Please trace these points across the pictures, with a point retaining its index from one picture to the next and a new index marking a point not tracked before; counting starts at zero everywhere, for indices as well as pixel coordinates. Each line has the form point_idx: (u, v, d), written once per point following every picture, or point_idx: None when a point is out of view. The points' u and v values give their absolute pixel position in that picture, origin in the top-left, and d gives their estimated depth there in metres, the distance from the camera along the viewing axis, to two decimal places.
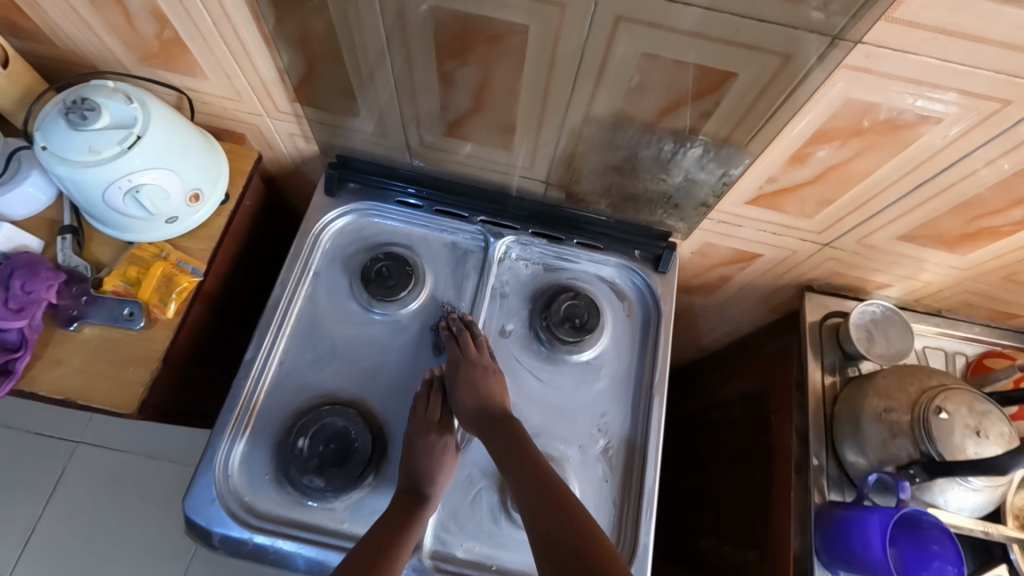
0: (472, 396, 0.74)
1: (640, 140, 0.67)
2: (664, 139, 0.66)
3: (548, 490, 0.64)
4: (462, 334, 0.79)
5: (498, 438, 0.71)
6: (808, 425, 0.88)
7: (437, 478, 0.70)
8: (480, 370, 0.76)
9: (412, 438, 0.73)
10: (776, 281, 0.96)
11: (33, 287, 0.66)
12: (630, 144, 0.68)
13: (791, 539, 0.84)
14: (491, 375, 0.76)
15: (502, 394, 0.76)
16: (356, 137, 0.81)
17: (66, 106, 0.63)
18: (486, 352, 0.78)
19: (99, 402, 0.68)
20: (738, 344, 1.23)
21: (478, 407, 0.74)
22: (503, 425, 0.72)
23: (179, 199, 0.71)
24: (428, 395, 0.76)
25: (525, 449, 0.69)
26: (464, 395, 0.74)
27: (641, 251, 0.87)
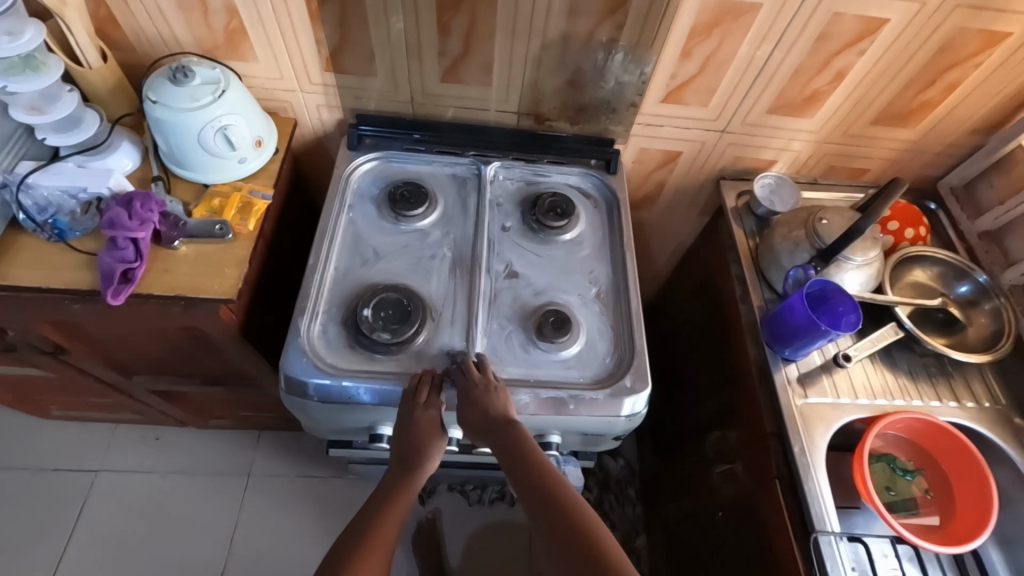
0: (472, 406, 0.84)
1: (581, 54, 0.97)
2: (597, 50, 0.97)
3: (541, 489, 0.78)
4: (468, 364, 0.89)
5: (500, 440, 0.81)
6: (743, 269, 1.17)
7: (424, 459, 0.84)
8: (480, 392, 0.85)
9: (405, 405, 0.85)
10: (698, 178, 1.27)
11: (150, 208, 0.86)
12: (574, 58, 0.98)
13: (749, 349, 1.09)
14: (495, 393, 0.85)
15: (505, 404, 0.85)
16: (372, 96, 1.07)
17: (172, 71, 0.86)
18: (489, 374, 0.88)
19: (207, 292, 0.86)
20: (684, 254, 1.52)
21: (484, 418, 0.83)
22: (507, 430, 0.82)
23: (249, 143, 0.94)
24: (415, 391, 0.86)
25: (519, 447, 0.81)
26: (471, 408, 0.84)
27: (595, 157, 1.16)
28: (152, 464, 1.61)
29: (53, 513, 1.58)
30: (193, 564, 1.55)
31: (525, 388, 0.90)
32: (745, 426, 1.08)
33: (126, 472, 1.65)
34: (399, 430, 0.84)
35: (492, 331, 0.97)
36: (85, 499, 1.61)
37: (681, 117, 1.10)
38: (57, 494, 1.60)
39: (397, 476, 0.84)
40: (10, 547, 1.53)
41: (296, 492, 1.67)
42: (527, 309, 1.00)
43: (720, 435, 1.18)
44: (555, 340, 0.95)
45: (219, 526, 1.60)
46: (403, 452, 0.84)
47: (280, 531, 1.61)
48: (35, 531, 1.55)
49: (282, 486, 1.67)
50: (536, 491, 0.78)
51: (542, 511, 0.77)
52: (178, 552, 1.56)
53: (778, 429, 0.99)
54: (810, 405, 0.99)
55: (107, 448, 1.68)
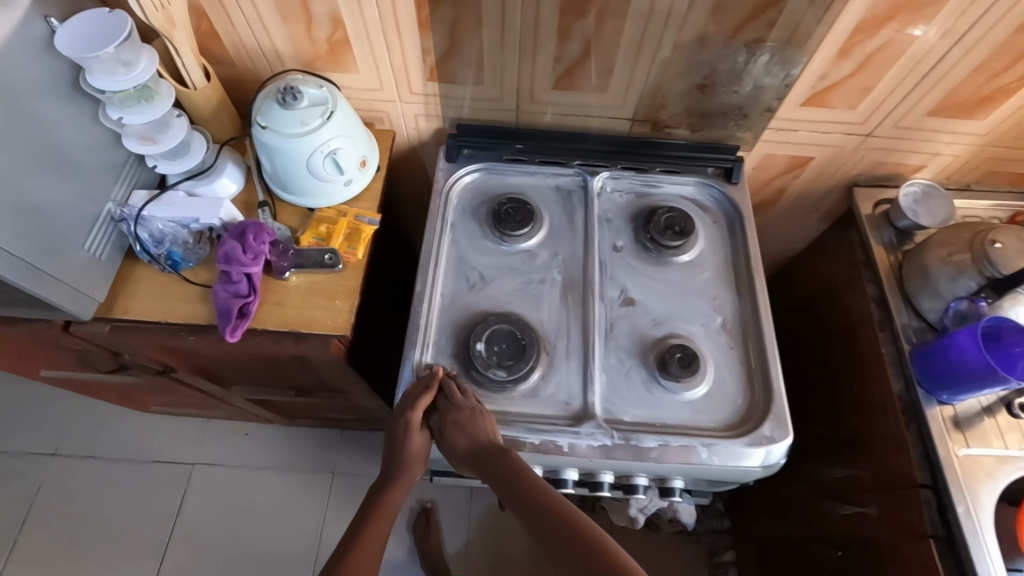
0: (449, 430, 0.80)
1: (719, 55, 0.85)
2: (739, 51, 0.84)
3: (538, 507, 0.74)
4: (450, 382, 0.83)
5: (493, 463, 0.77)
6: (882, 291, 1.04)
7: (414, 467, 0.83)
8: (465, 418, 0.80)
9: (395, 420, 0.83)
10: (825, 184, 1.13)
11: (262, 239, 0.82)
12: (711, 60, 0.86)
13: (893, 384, 0.97)
14: (478, 417, 0.80)
15: (492, 429, 0.80)
16: (474, 105, 0.99)
17: (280, 92, 0.81)
18: (473, 395, 0.82)
19: (319, 327, 0.83)
20: (792, 261, 1.39)
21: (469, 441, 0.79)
22: (495, 458, 0.78)
23: (355, 163, 0.88)
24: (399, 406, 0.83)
25: (513, 464, 0.77)
26: (455, 433, 0.80)
27: (715, 167, 1.05)
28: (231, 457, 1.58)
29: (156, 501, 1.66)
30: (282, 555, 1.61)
31: (653, 436, 0.82)
32: (880, 470, 0.97)
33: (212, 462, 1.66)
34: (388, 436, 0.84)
35: (610, 366, 0.90)
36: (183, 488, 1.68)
37: (821, 121, 0.97)
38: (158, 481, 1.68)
39: (388, 479, 0.83)
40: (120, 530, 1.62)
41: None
42: (646, 341, 0.92)
43: (840, 469, 1.08)
44: (681, 378, 0.87)
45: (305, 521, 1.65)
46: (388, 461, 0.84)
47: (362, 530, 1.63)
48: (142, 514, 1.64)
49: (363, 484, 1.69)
50: (529, 510, 0.75)
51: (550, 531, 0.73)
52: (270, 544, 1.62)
53: (931, 481, 0.89)
54: (972, 456, 0.88)
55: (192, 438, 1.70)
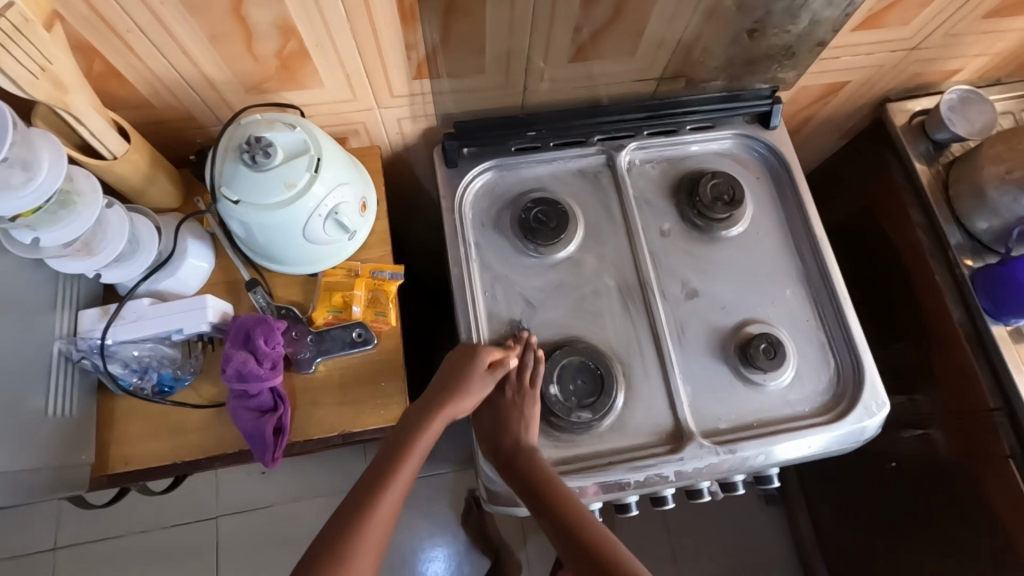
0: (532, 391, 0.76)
1: None
2: None
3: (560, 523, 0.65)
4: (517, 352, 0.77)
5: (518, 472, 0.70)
6: (929, 216, 0.98)
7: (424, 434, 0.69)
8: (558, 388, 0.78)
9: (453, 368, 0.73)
10: (855, 104, 1.03)
11: (275, 339, 0.65)
12: (766, 3, 0.74)
13: (952, 311, 0.96)
14: (524, 408, 0.75)
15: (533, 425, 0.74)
16: (472, 96, 0.80)
17: (246, 150, 0.60)
18: (526, 382, 0.76)
19: (374, 421, 0.69)
20: (812, 183, 1.31)
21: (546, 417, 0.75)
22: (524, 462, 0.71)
23: (358, 211, 0.70)
24: (471, 350, 0.74)
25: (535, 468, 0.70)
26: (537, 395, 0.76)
27: (750, 113, 0.91)
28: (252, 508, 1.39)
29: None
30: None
31: (756, 442, 0.77)
32: (948, 396, 0.99)
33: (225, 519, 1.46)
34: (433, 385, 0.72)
35: (692, 372, 0.82)
36: (198, 558, 1.47)
37: (869, 43, 0.85)
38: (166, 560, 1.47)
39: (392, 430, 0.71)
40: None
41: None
42: (722, 334, 0.84)
43: (903, 397, 1.09)
44: (769, 371, 0.80)
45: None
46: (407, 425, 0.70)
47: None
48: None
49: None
50: (572, 540, 0.64)
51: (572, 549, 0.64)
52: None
53: (1003, 404, 0.90)
54: None
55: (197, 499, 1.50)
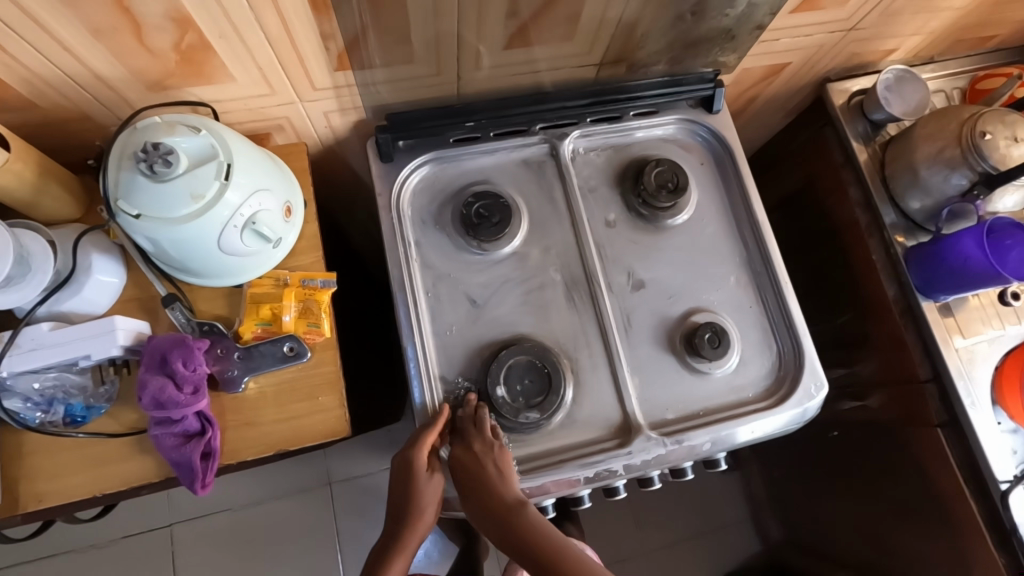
0: (471, 469, 0.71)
1: None
2: None
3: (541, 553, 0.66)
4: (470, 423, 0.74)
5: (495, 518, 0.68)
6: (867, 192, 1.00)
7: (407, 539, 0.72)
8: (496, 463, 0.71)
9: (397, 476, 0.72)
10: (797, 84, 1.03)
11: (195, 361, 0.61)
12: None
13: (887, 287, 0.98)
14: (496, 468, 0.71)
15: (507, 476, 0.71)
16: (403, 86, 0.76)
17: (142, 159, 0.54)
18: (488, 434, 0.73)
19: (312, 438, 0.66)
20: (756, 162, 1.31)
21: (491, 484, 0.70)
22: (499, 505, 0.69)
23: (281, 217, 0.65)
24: (406, 456, 0.72)
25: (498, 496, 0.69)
26: (481, 478, 0.71)
27: (694, 98, 0.89)
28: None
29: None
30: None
31: (703, 431, 0.78)
32: (883, 368, 1.02)
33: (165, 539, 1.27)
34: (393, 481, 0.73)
35: (640, 364, 0.82)
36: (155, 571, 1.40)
37: (808, 23, 0.84)
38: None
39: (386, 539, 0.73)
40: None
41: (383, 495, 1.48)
42: (668, 324, 0.84)
43: (844, 369, 1.13)
44: (715, 360, 0.81)
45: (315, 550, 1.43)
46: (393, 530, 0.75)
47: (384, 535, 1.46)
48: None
49: (367, 493, 1.48)
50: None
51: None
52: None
53: (933, 375, 0.93)
54: (968, 347, 0.92)
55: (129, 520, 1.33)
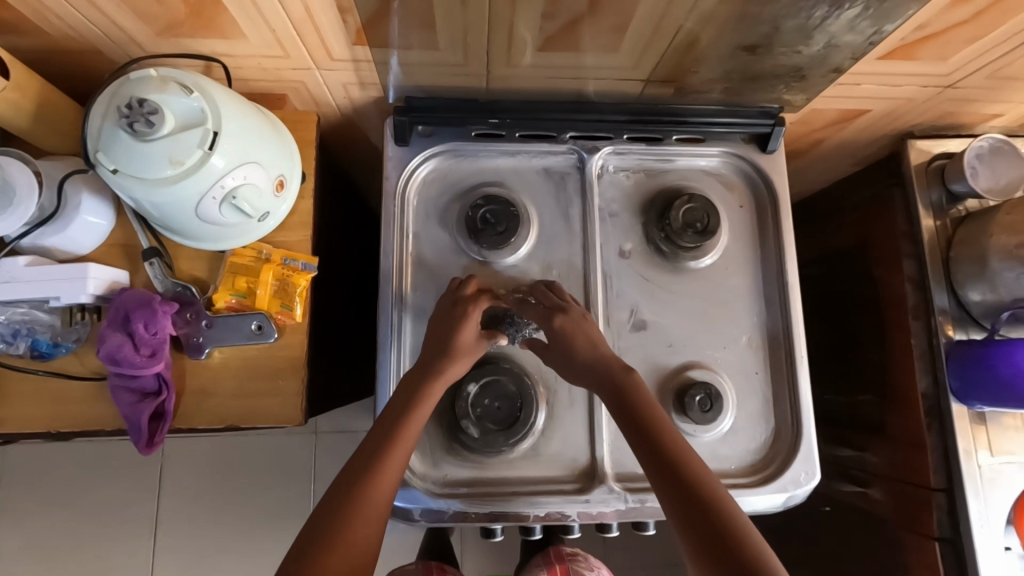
0: (566, 322, 0.67)
1: (791, 10, 0.62)
2: (818, 6, 0.61)
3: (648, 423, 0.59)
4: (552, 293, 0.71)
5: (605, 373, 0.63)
6: (923, 270, 0.88)
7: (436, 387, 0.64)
8: (584, 331, 0.66)
9: (446, 316, 0.68)
10: (871, 135, 0.91)
11: (157, 325, 0.61)
12: (776, 17, 0.63)
13: (918, 380, 0.88)
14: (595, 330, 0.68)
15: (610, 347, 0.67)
16: (427, 70, 0.71)
17: (125, 115, 0.52)
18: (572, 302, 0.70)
19: (264, 420, 0.65)
20: (803, 208, 1.18)
21: (585, 343, 0.66)
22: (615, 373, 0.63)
23: (270, 191, 0.62)
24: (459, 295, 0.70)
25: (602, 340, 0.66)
26: (571, 341, 0.66)
27: (747, 133, 0.80)
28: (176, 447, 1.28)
29: (59, 518, 1.24)
30: (268, 536, 1.26)
31: None
32: (891, 459, 0.92)
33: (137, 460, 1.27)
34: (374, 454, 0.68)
35: None
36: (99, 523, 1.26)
37: (896, 74, 0.73)
38: (48, 497, 1.24)
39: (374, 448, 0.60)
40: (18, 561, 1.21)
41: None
42: (661, 372, 0.78)
43: (851, 450, 1.02)
44: (702, 423, 0.76)
45: (285, 494, 1.29)
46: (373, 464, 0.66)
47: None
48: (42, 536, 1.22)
49: (355, 442, 1.32)
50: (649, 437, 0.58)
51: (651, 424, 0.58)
52: (243, 536, 1.26)
53: (945, 484, 0.84)
54: (995, 465, 0.83)
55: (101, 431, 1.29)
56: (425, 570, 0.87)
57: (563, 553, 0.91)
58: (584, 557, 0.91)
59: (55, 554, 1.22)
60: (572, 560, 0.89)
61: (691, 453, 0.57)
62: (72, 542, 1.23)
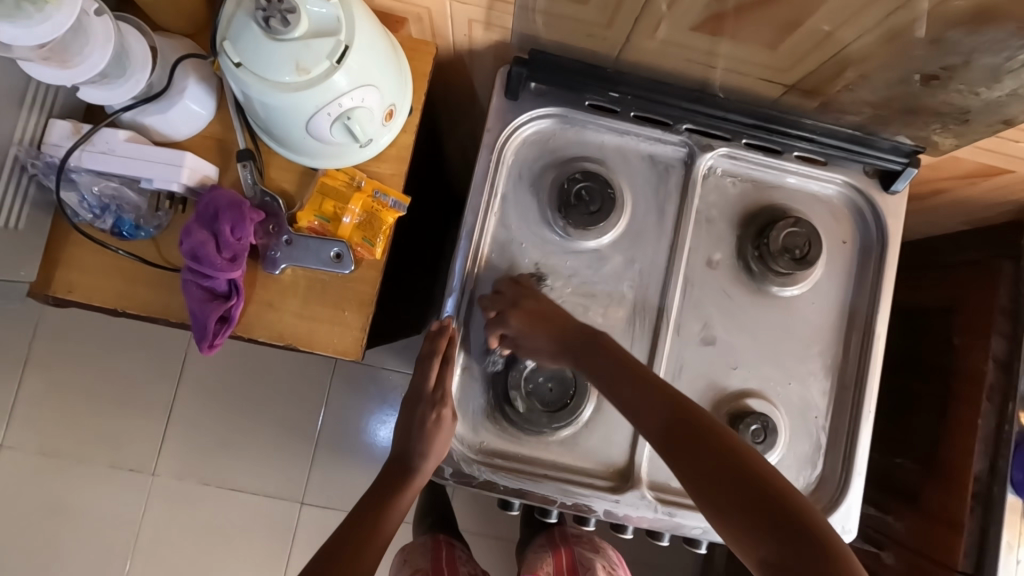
0: (531, 321, 0.69)
1: (987, 45, 0.56)
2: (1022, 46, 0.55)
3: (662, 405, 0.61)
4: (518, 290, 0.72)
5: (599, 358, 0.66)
6: (1014, 353, 0.83)
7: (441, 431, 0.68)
8: (540, 314, 0.69)
9: (421, 362, 0.70)
10: (1000, 199, 0.84)
11: (242, 231, 0.59)
12: (967, 48, 0.57)
13: (975, 461, 0.83)
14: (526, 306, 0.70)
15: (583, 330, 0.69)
16: (563, 25, 0.66)
17: (262, 8, 0.49)
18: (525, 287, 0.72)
19: (322, 348, 0.64)
20: None
21: (548, 336, 0.69)
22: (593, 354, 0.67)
23: (379, 119, 0.59)
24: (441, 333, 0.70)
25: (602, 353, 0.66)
26: (534, 334, 0.69)
27: (876, 166, 0.74)
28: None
29: (82, 384, 1.27)
30: (275, 447, 1.29)
31: (700, 516, 0.72)
32: (919, 532, 0.89)
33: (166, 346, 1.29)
34: (400, 429, 0.70)
35: None
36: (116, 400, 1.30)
37: None
38: (76, 362, 1.28)
39: (400, 464, 0.69)
40: (38, 415, 1.26)
41: (379, 392, 1.33)
42: (718, 393, 0.76)
43: (876, 510, 0.99)
44: None
45: (297, 412, 1.31)
46: (405, 437, 0.69)
47: (376, 418, 1.32)
48: (62, 399, 1.26)
49: (375, 380, 1.33)
50: (664, 420, 0.60)
51: (660, 410, 0.61)
52: (252, 443, 1.29)
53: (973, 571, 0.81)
54: None
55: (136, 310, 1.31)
56: (434, 546, 0.92)
57: (567, 535, 0.94)
58: (590, 539, 0.93)
59: (73, 417, 1.26)
60: (576, 542, 0.92)
61: (716, 427, 0.59)
62: (90, 409, 1.27)
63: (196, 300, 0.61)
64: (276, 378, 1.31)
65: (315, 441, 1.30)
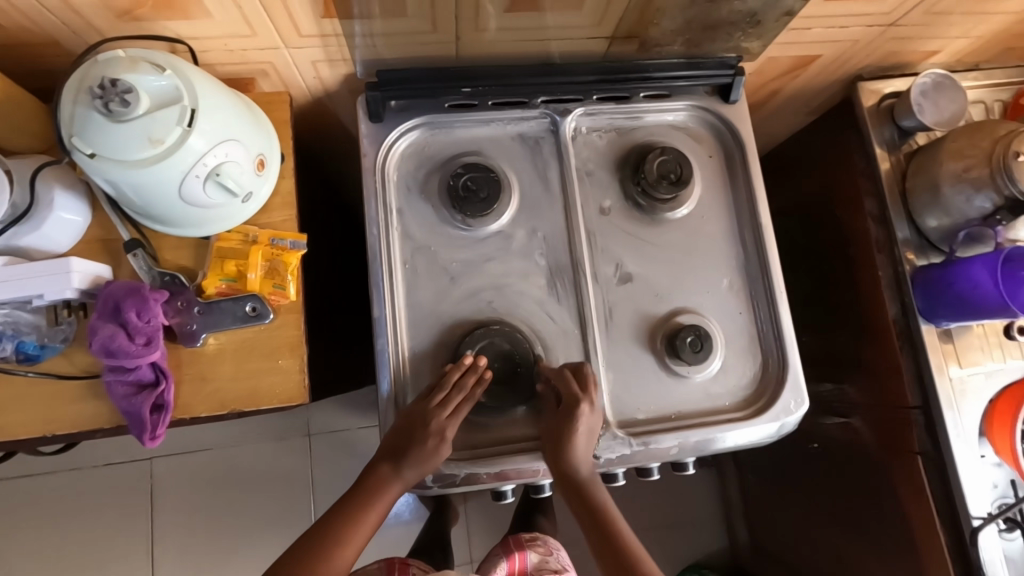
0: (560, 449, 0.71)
1: None
2: None
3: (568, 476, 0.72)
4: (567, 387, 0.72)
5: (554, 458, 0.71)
6: (884, 206, 0.92)
7: (406, 449, 0.69)
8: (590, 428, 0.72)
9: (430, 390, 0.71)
10: (824, 82, 0.96)
11: (149, 313, 0.60)
12: None
13: (888, 307, 0.92)
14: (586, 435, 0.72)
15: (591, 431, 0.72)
16: (397, 40, 0.71)
17: (98, 96, 0.51)
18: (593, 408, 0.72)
19: (267, 401, 0.64)
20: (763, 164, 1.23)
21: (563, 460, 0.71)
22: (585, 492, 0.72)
23: (251, 168, 0.62)
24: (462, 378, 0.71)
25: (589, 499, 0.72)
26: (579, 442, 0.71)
27: (710, 84, 0.83)
28: (165, 462, 1.24)
29: (46, 548, 1.19)
30: (267, 539, 1.24)
31: (672, 434, 0.76)
32: (871, 387, 0.96)
33: (125, 480, 1.23)
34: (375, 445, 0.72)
35: (616, 362, 0.79)
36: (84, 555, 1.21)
37: (841, 14, 0.77)
38: (34, 528, 1.19)
39: (371, 481, 0.71)
40: None
41: (364, 450, 1.30)
42: (649, 321, 0.81)
43: (831, 383, 1.06)
44: (694, 364, 0.79)
45: (280, 497, 1.26)
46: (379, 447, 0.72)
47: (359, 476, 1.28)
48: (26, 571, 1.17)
49: (347, 438, 1.30)
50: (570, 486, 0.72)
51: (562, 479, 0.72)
52: (241, 543, 1.23)
53: (922, 402, 0.88)
54: (962, 377, 0.87)
55: (83, 454, 1.23)
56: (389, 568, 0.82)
57: (521, 540, 0.94)
58: (543, 541, 0.95)
59: None
60: (531, 544, 0.93)
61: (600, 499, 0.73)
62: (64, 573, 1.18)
63: (121, 395, 0.61)
64: (247, 472, 1.27)
65: (306, 518, 1.25)
